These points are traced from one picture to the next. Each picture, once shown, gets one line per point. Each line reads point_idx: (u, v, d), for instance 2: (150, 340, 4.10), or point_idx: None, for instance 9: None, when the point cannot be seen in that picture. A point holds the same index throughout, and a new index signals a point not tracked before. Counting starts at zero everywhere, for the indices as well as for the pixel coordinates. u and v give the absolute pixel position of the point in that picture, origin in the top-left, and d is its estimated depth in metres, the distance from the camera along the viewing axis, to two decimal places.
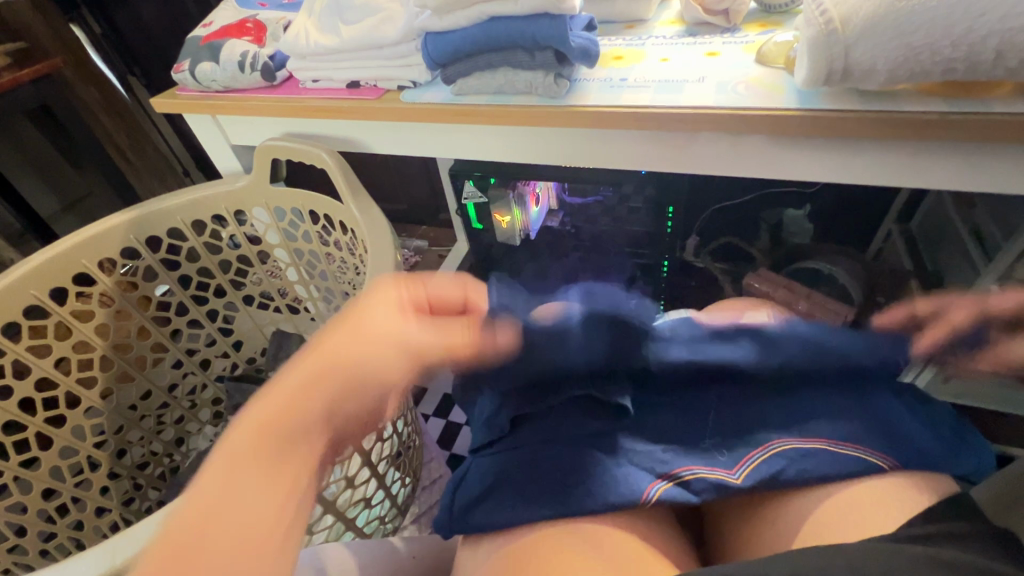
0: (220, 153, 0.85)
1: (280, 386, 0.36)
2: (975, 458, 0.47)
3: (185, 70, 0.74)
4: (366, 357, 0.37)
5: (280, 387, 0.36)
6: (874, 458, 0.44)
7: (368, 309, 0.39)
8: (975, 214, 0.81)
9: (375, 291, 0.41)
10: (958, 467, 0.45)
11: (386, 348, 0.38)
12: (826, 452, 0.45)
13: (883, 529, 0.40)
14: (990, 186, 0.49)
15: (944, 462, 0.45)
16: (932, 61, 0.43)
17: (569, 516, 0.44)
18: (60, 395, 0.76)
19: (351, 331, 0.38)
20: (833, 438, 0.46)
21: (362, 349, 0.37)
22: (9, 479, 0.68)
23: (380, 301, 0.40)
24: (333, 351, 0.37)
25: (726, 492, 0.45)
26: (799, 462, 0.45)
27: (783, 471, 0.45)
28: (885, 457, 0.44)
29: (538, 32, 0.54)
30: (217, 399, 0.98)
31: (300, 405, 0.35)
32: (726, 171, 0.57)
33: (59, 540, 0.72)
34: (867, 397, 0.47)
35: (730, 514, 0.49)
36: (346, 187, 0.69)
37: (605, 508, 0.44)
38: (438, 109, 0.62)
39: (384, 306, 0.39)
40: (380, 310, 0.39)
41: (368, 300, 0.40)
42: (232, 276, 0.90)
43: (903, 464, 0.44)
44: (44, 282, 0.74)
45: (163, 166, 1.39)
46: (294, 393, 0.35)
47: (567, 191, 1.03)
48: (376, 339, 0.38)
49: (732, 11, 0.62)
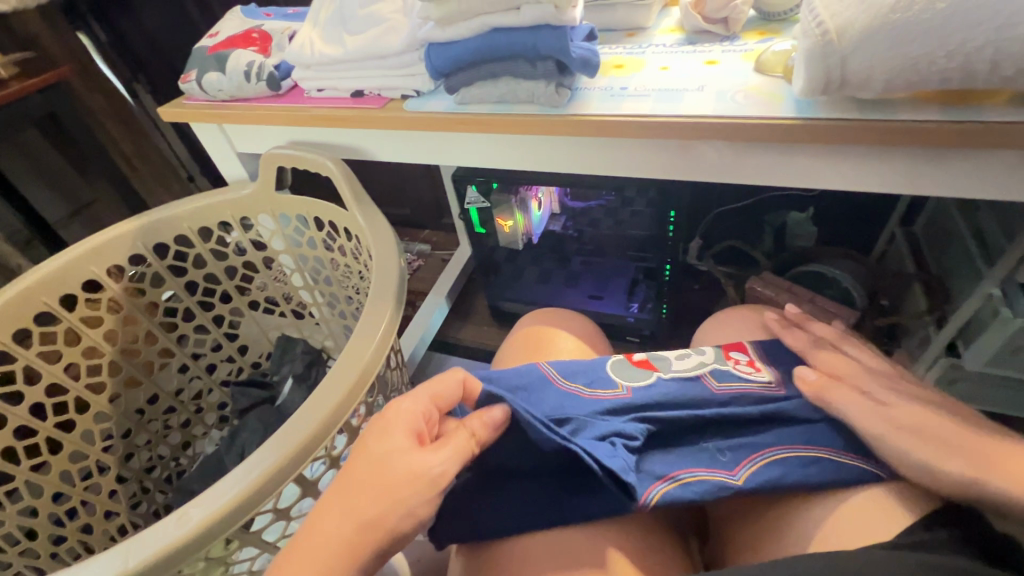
0: (226, 161, 0.86)
1: (314, 546, 0.35)
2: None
3: (192, 79, 0.76)
4: (409, 499, 0.37)
5: (314, 549, 0.35)
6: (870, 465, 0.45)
7: (386, 444, 0.39)
8: (977, 218, 0.81)
9: (387, 421, 0.41)
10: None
11: (425, 485, 0.38)
12: (829, 460, 0.45)
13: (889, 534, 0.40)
14: (989, 192, 0.49)
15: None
16: (927, 71, 0.44)
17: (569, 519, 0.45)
18: (69, 399, 0.77)
19: (377, 473, 0.38)
20: (836, 448, 0.46)
21: (393, 493, 0.37)
22: (19, 483, 0.69)
23: (397, 432, 0.40)
24: (390, 484, 0.37)
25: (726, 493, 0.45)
26: (802, 470, 0.45)
27: (784, 476, 0.45)
28: (884, 467, 0.45)
29: (539, 42, 0.55)
30: (222, 403, 0.99)
31: (342, 565, 0.34)
32: (727, 178, 0.58)
33: (70, 543, 0.73)
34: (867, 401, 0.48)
35: (734, 518, 0.49)
36: (351, 195, 0.70)
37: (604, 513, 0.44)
38: (441, 117, 0.63)
39: (402, 438, 0.40)
40: (399, 445, 0.39)
41: (381, 435, 0.40)
42: (238, 282, 0.91)
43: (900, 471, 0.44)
44: (55, 289, 0.75)
45: (169, 172, 1.40)
46: (358, 528, 0.36)
47: (569, 196, 1.04)
48: (411, 477, 0.37)
49: (732, 19, 0.63)
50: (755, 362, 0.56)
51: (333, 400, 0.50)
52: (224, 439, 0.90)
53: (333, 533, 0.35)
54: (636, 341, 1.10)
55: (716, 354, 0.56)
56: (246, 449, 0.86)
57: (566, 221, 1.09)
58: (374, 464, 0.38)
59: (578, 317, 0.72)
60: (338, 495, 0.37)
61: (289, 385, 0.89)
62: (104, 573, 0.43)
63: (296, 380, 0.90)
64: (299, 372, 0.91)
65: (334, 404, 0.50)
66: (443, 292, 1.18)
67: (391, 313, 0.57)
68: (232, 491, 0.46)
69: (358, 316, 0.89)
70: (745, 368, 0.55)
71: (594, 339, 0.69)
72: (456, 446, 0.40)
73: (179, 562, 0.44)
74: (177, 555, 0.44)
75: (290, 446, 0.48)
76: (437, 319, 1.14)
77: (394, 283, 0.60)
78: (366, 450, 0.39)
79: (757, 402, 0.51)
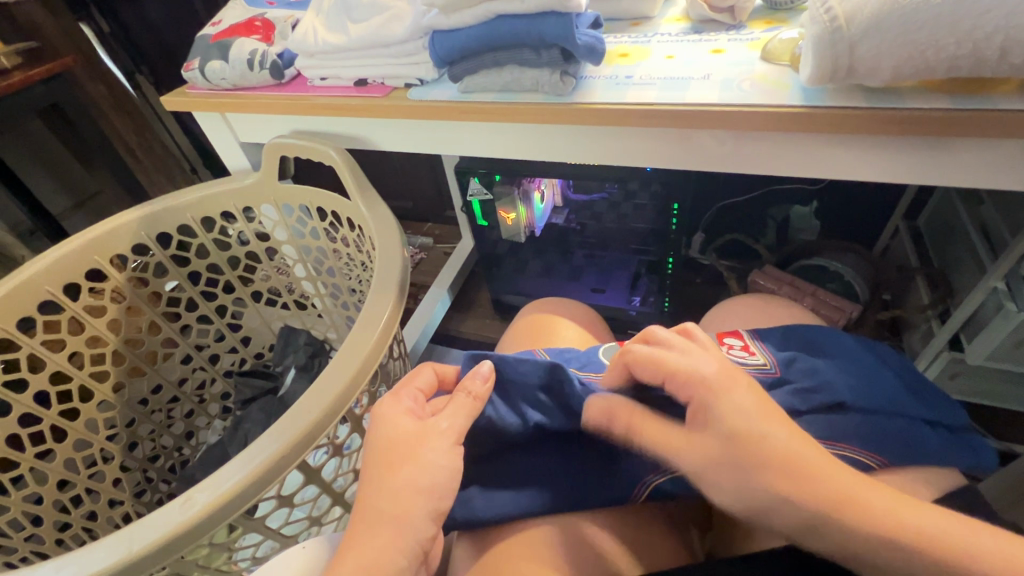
0: (229, 150, 0.86)
1: (372, 527, 0.37)
2: (976, 459, 0.47)
3: (195, 68, 0.75)
4: (430, 457, 0.40)
5: (372, 528, 0.37)
6: (863, 457, 0.44)
7: (392, 428, 0.41)
8: (982, 211, 0.81)
9: (382, 409, 0.43)
10: (956, 461, 0.46)
11: (440, 440, 0.41)
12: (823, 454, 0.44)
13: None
14: (996, 181, 0.49)
15: (941, 458, 0.45)
16: (936, 58, 0.43)
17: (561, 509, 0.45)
18: (73, 387, 0.77)
19: (394, 448, 0.40)
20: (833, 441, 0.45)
21: (417, 460, 0.39)
22: (24, 470, 0.69)
23: (397, 413, 0.42)
24: (411, 451, 0.40)
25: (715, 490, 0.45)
26: None
27: None
28: (876, 458, 0.44)
29: (545, 29, 0.55)
30: (225, 394, 0.99)
31: (404, 533, 0.37)
32: (732, 168, 0.57)
33: (75, 530, 0.73)
34: (867, 391, 0.47)
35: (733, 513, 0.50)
36: (354, 184, 0.70)
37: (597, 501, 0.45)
38: (444, 106, 0.63)
39: (403, 417, 0.42)
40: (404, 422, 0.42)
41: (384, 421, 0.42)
42: (241, 272, 0.91)
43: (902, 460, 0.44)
44: (58, 278, 0.75)
45: (171, 163, 1.39)
46: (398, 493, 0.38)
47: (572, 187, 1.04)
48: (420, 439, 0.40)
49: (738, 8, 0.63)
50: (750, 347, 0.54)
51: (336, 388, 0.50)
52: (227, 429, 0.90)
53: (376, 502, 0.38)
54: (638, 334, 1.11)
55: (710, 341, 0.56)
56: (249, 439, 0.86)
57: (569, 213, 1.09)
58: (387, 442, 0.41)
59: (578, 306, 0.72)
60: (367, 480, 0.39)
61: (292, 375, 0.89)
62: (109, 557, 0.43)
63: (299, 371, 0.90)
64: (302, 363, 0.91)
65: (337, 393, 0.50)
66: (446, 284, 1.18)
67: (394, 302, 0.57)
68: (235, 477, 0.46)
69: (360, 306, 0.89)
70: (739, 353, 0.53)
71: (596, 329, 0.69)
72: (455, 403, 0.43)
73: (182, 548, 0.45)
74: (180, 541, 0.44)
75: (293, 433, 0.48)
76: (440, 311, 1.14)
77: (396, 271, 0.60)
78: (376, 440, 0.41)
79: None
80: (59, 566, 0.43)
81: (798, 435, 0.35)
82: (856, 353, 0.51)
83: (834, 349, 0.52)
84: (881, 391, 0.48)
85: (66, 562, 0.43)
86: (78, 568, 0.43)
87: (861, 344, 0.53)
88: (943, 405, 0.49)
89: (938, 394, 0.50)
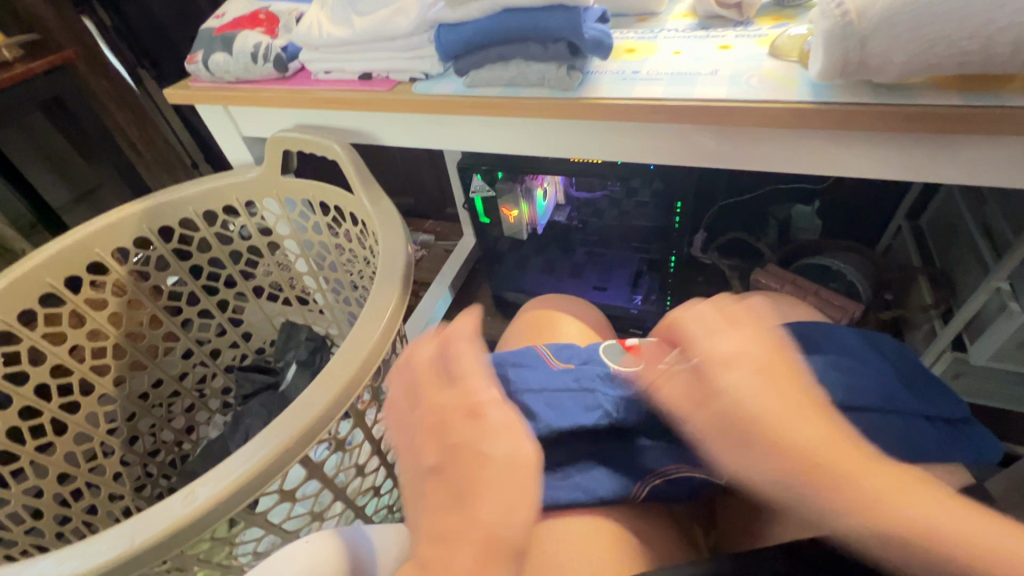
0: (232, 144, 0.85)
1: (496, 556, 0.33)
2: (975, 451, 0.47)
3: (198, 61, 0.75)
4: (535, 478, 0.37)
5: (493, 550, 0.33)
6: None
7: (494, 439, 0.38)
8: (986, 211, 0.80)
9: (473, 414, 0.40)
10: (955, 454, 0.46)
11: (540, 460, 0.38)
12: None
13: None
14: (1004, 179, 0.48)
15: (939, 452, 0.45)
16: (948, 54, 0.43)
17: (563, 505, 0.45)
18: (74, 380, 0.77)
19: (501, 461, 0.37)
20: None
21: (525, 478, 0.37)
22: (24, 463, 0.69)
23: (492, 423, 0.39)
24: (518, 466, 0.37)
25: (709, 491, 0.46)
26: None
27: None
28: None
29: (552, 23, 0.54)
30: (226, 389, 0.99)
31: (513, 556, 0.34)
32: (738, 165, 0.57)
33: (74, 524, 0.73)
34: (866, 388, 0.47)
35: (738, 510, 0.50)
36: (357, 178, 0.70)
37: (600, 497, 0.45)
38: (449, 100, 0.62)
39: (497, 425, 0.39)
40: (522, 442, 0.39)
41: (497, 435, 0.39)
42: (243, 267, 0.91)
43: (904, 459, 0.43)
44: (59, 271, 0.75)
45: (172, 158, 1.40)
46: (510, 508, 0.35)
47: (575, 185, 1.04)
48: (525, 455, 0.38)
49: (745, 4, 0.62)
50: None
51: (339, 382, 0.50)
52: (228, 424, 0.90)
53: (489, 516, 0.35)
54: (639, 332, 1.10)
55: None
56: (250, 434, 0.86)
57: (571, 211, 1.08)
58: (493, 453, 0.37)
59: (581, 303, 0.71)
60: (492, 495, 0.35)
61: (293, 371, 0.89)
62: (112, 550, 0.43)
63: (300, 366, 0.90)
64: (303, 358, 0.91)
65: (340, 387, 0.50)
66: (447, 281, 1.18)
67: (398, 296, 0.57)
68: (238, 471, 0.45)
69: (362, 302, 0.89)
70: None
71: (599, 327, 0.69)
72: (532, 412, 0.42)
73: (184, 542, 0.44)
74: (182, 535, 0.44)
75: (297, 427, 0.47)
76: (441, 308, 1.14)
77: (399, 266, 0.59)
78: (474, 446, 0.38)
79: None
80: (60, 560, 0.43)
81: (816, 429, 0.37)
82: (856, 350, 0.50)
83: (834, 344, 0.51)
84: (878, 387, 0.47)
85: (67, 555, 0.43)
86: (79, 561, 0.43)
87: (863, 337, 0.52)
88: (942, 398, 0.49)
89: (937, 386, 0.50)
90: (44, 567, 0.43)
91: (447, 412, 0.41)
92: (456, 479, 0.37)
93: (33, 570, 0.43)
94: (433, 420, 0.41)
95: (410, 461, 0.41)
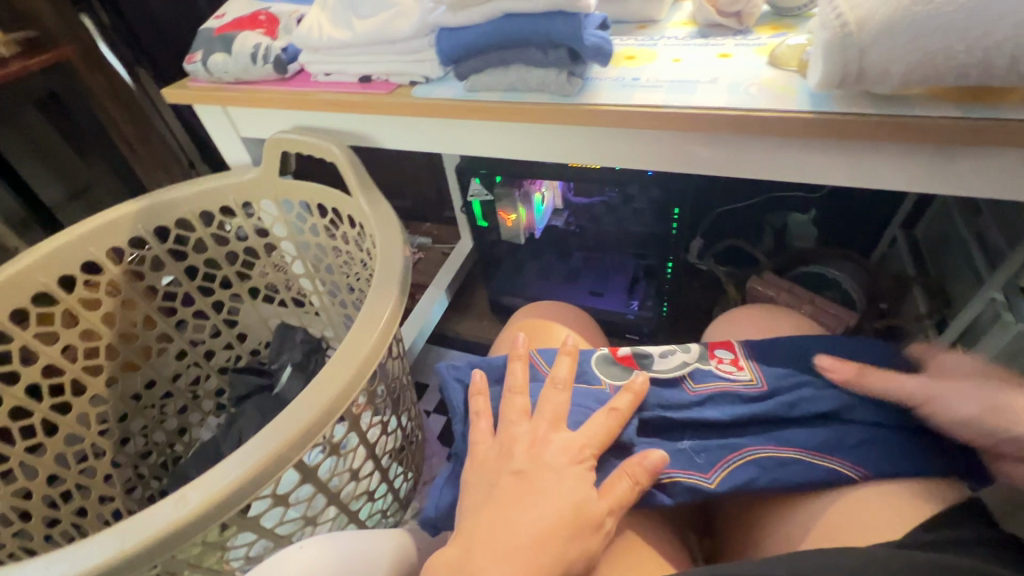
0: (230, 145, 0.85)
1: (543, 563, 0.38)
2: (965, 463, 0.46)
3: (197, 60, 0.75)
4: (590, 531, 0.40)
5: (526, 554, 0.38)
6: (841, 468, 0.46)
7: (573, 480, 0.42)
8: (980, 222, 0.81)
9: (565, 446, 0.45)
10: (941, 466, 0.46)
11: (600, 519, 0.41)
12: (801, 463, 0.46)
13: (892, 534, 0.42)
14: (1001, 190, 0.49)
15: (924, 466, 0.45)
16: (947, 66, 0.43)
17: None
18: (66, 381, 0.76)
19: (569, 495, 0.41)
20: (809, 449, 0.47)
21: (580, 520, 0.40)
22: (14, 464, 0.68)
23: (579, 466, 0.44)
24: (576, 502, 0.41)
25: (700, 495, 0.46)
26: (773, 470, 0.46)
27: (755, 480, 0.46)
28: (855, 468, 0.46)
29: (553, 29, 0.54)
30: (220, 390, 0.98)
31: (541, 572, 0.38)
32: (735, 172, 0.57)
33: (63, 525, 0.72)
34: (846, 405, 0.49)
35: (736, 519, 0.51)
36: (355, 181, 0.69)
37: None
38: (450, 103, 0.62)
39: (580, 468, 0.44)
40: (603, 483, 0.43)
41: (575, 481, 0.42)
42: (239, 268, 0.91)
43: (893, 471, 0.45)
44: (52, 271, 0.74)
45: (170, 159, 1.39)
46: (555, 527, 0.40)
47: (573, 190, 1.04)
48: (587, 500, 0.41)
49: (745, 13, 0.63)
50: (739, 360, 0.55)
51: (336, 386, 0.50)
52: (221, 426, 0.89)
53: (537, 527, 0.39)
54: (635, 338, 1.11)
55: (700, 353, 0.56)
56: (243, 436, 0.85)
57: (568, 216, 1.09)
58: (562, 487, 0.42)
59: (567, 308, 0.72)
60: (539, 507, 0.41)
61: (288, 373, 0.88)
62: (101, 554, 0.42)
63: (295, 368, 0.90)
64: (298, 360, 0.90)
65: (337, 391, 0.50)
66: (443, 284, 1.17)
67: (395, 301, 0.57)
68: (231, 474, 0.45)
69: (358, 305, 0.88)
70: (727, 367, 0.54)
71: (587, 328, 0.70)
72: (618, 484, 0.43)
73: (175, 546, 0.44)
74: (173, 539, 0.44)
75: (292, 430, 0.47)
76: (437, 311, 1.13)
77: (396, 270, 0.59)
78: (555, 470, 0.43)
79: (732, 405, 0.51)
80: (48, 563, 0.42)
81: None
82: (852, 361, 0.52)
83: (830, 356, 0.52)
84: (857, 404, 0.49)
85: (55, 559, 0.42)
86: (67, 564, 0.42)
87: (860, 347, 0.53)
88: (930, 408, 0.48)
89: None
90: (32, 570, 0.42)
91: (547, 441, 0.45)
92: (534, 487, 0.42)
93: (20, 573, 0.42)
94: (532, 431, 0.46)
95: (500, 447, 0.46)
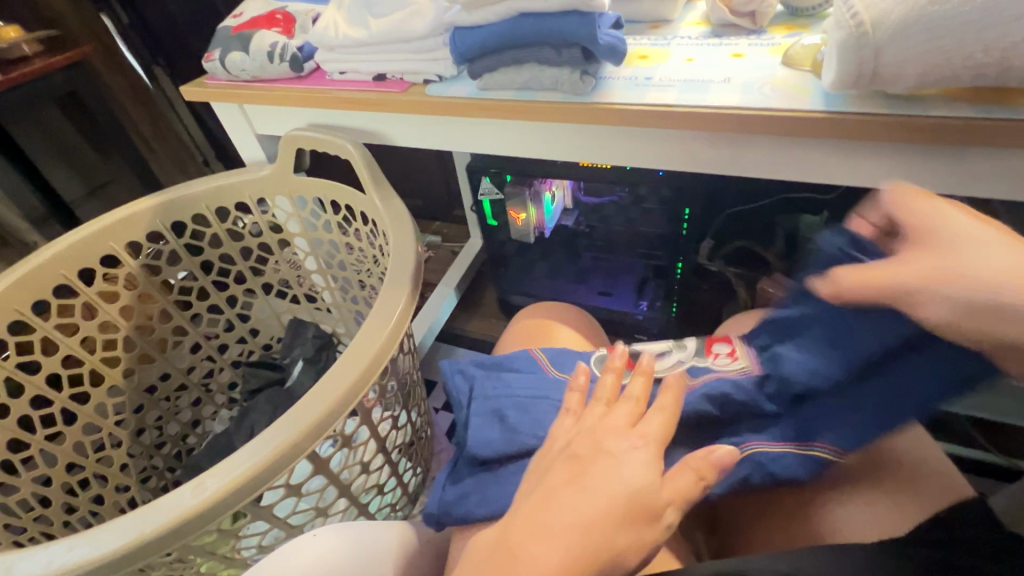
0: (245, 142, 0.86)
1: (586, 558, 0.31)
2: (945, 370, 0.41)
3: (216, 59, 0.76)
4: (644, 529, 0.33)
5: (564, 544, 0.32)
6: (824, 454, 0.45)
7: (627, 465, 0.35)
8: (998, 225, 0.80)
9: (620, 428, 0.38)
10: (917, 390, 0.42)
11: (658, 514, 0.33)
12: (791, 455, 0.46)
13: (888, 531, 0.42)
14: (1018, 191, 0.48)
15: (905, 401, 0.43)
16: (963, 65, 0.43)
17: None
18: (85, 371, 0.78)
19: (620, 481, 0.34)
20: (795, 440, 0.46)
21: (634, 512, 0.33)
22: (34, 452, 0.70)
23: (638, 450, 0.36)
24: (626, 491, 0.33)
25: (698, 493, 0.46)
26: (767, 466, 0.46)
27: (750, 477, 0.46)
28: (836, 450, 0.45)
29: (567, 28, 0.55)
30: (233, 384, 1.00)
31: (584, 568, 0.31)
32: (747, 173, 0.57)
33: (81, 513, 0.73)
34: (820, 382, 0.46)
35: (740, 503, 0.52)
36: (369, 178, 0.70)
37: None
38: (463, 102, 0.63)
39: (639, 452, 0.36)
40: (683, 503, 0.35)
41: (631, 466, 0.35)
42: (253, 263, 0.92)
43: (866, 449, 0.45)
44: (72, 264, 0.76)
45: (184, 155, 1.42)
46: (602, 520, 0.32)
47: (583, 190, 1.05)
48: (642, 491, 0.34)
49: (759, 13, 0.63)
50: (735, 351, 0.55)
51: (349, 378, 0.51)
52: (234, 419, 0.90)
53: (581, 515, 0.33)
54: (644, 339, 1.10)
55: (697, 349, 0.58)
56: (255, 429, 0.87)
57: (578, 216, 1.09)
58: (615, 473, 0.35)
59: (573, 308, 0.72)
60: (585, 494, 0.34)
61: (299, 367, 0.89)
62: (121, 538, 0.43)
63: (307, 363, 0.91)
64: (309, 355, 0.92)
65: (350, 383, 0.50)
66: (452, 282, 1.18)
67: (407, 296, 0.57)
68: (246, 463, 0.46)
69: (369, 300, 0.89)
70: (723, 360, 0.54)
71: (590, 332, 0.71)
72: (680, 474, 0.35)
73: (192, 533, 0.45)
74: (190, 526, 0.45)
75: (307, 420, 0.48)
76: (447, 308, 1.14)
77: (408, 266, 0.60)
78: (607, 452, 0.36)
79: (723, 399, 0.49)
80: (69, 546, 0.43)
81: None
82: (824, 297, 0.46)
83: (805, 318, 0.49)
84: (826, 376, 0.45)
85: (77, 542, 0.44)
86: (89, 548, 0.43)
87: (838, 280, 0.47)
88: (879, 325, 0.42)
89: (872, 309, 0.42)
90: (54, 553, 0.43)
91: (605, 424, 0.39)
92: (584, 473, 0.35)
93: (44, 555, 0.43)
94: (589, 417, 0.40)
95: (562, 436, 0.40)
